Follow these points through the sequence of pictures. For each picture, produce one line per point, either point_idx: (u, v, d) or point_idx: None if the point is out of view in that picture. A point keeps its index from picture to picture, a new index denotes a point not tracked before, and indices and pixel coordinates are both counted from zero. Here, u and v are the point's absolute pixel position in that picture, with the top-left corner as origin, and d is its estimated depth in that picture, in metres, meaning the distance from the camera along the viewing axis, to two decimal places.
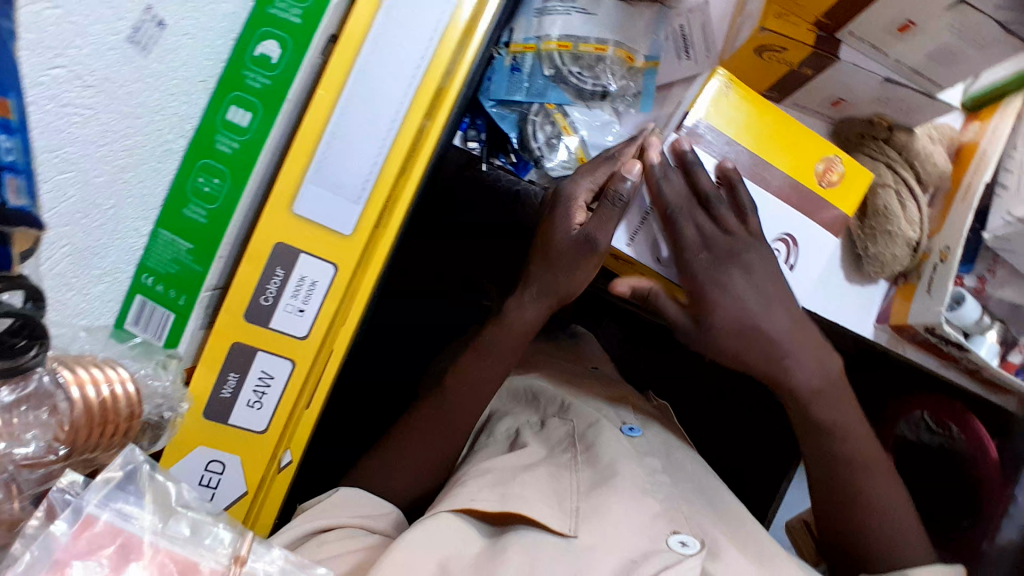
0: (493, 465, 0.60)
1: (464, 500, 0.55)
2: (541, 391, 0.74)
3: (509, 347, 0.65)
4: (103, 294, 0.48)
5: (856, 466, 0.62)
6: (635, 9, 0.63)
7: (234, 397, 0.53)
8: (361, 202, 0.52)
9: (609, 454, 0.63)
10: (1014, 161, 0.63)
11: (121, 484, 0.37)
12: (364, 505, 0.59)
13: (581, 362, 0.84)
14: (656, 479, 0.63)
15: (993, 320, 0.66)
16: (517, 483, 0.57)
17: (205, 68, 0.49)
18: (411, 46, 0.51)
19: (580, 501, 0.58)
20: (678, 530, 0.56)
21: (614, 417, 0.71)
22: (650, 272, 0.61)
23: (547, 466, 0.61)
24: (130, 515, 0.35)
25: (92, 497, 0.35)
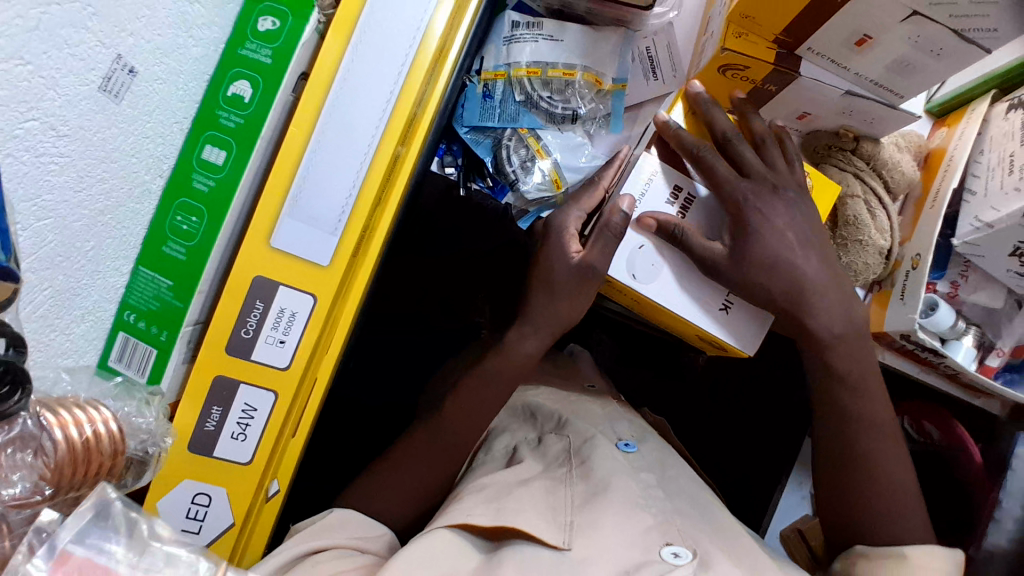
0: (490, 479, 0.61)
1: (460, 516, 0.55)
2: (539, 409, 0.74)
3: (510, 375, 0.64)
4: (87, 333, 0.50)
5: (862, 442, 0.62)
6: (600, 33, 0.65)
7: (218, 429, 0.54)
8: (337, 233, 0.53)
9: (605, 469, 0.63)
10: (980, 164, 0.62)
11: (93, 520, 0.35)
12: (359, 526, 0.58)
13: (575, 381, 0.82)
14: (650, 493, 0.62)
15: (969, 325, 0.66)
16: (511, 499, 0.57)
17: (179, 110, 0.50)
18: (380, 80, 0.52)
19: (574, 515, 0.58)
20: (671, 542, 0.55)
21: (610, 432, 0.71)
22: (648, 304, 0.60)
23: (542, 481, 0.61)
24: (104, 551, 0.35)
25: (67, 533, 0.34)
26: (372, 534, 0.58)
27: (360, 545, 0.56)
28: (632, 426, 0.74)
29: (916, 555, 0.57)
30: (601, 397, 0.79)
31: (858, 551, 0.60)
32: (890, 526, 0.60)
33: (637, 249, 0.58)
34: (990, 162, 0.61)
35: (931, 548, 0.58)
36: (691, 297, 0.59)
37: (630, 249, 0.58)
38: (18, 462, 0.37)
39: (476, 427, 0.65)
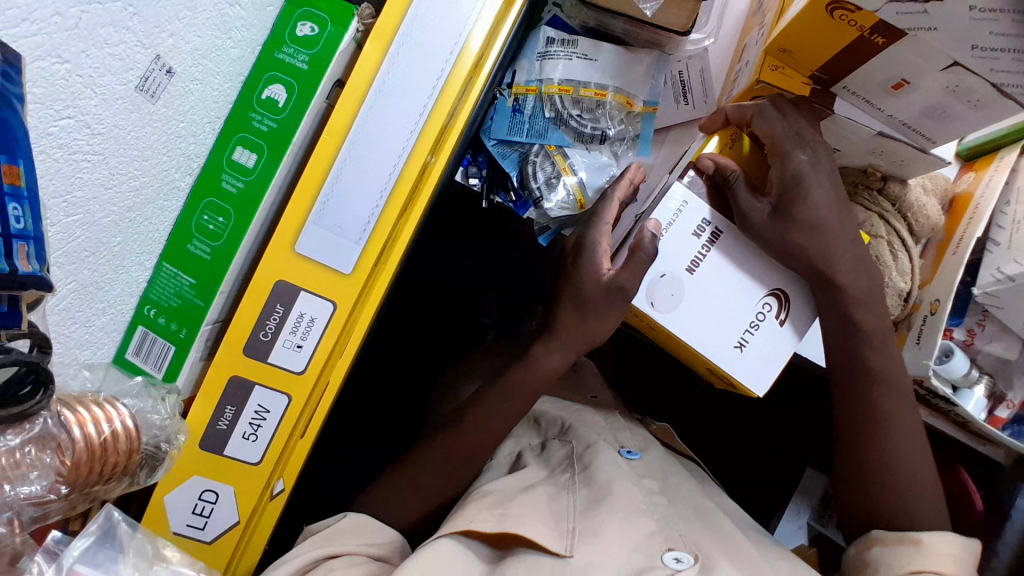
0: (494, 487, 0.61)
1: (463, 522, 0.55)
2: (543, 415, 0.75)
3: (530, 387, 0.64)
4: (107, 326, 0.50)
5: (871, 422, 0.63)
6: (634, 55, 0.64)
7: (230, 429, 0.54)
8: (361, 243, 0.53)
9: (606, 475, 0.63)
10: (1006, 215, 0.62)
11: (99, 540, 0.41)
12: (369, 529, 0.59)
13: (580, 392, 0.83)
14: (653, 499, 0.62)
15: (981, 374, 0.65)
16: (514, 505, 0.57)
17: (212, 111, 0.50)
18: (415, 94, 0.52)
19: (576, 521, 0.57)
20: (672, 547, 0.56)
21: (613, 440, 0.71)
22: (661, 327, 0.60)
23: (545, 488, 0.61)
24: (110, 564, 0.40)
25: (76, 551, 0.39)
26: (377, 538, 0.59)
27: (366, 552, 0.56)
28: (635, 436, 0.74)
29: (931, 541, 0.56)
30: (604, 409, 0.79)
31: (874, 533, 0.60)
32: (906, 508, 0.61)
33: (658, 278, 0.59)
34: (1017, 213, 0.61)
35: (948, 534, 0.57)
36: (711, 330, 0.58)
37: (651, 277, 0.59)
38: (36, 460, 0.37)
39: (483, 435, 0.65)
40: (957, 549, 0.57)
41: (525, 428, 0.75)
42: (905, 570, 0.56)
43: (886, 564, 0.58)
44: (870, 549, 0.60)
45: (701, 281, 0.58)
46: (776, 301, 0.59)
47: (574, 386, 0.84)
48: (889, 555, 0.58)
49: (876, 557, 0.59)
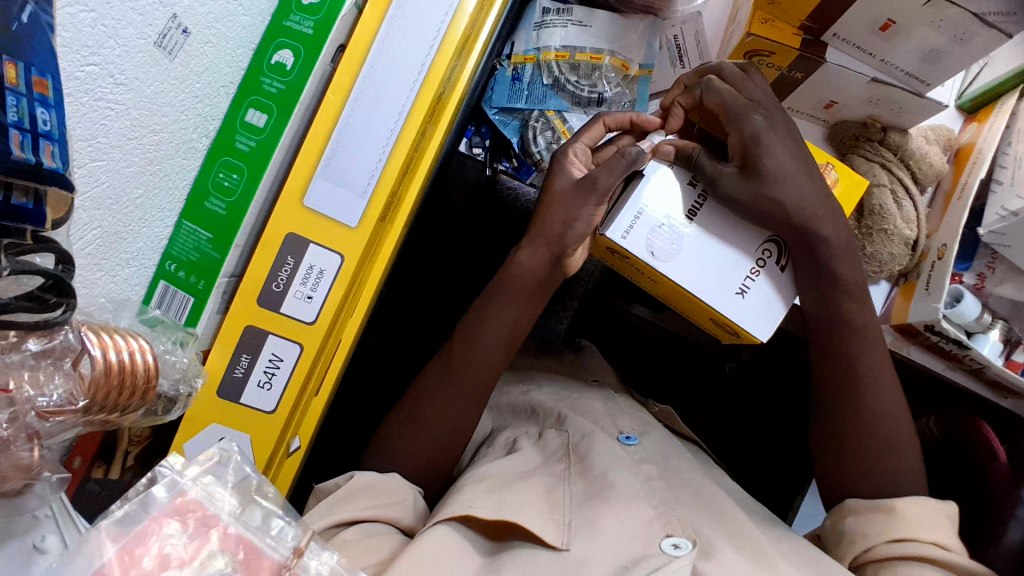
0: (489, 472, 0.61)
1: (461, 506, 0.55)
2: (540, 405, 0.74)
3: (502, 336, 0.66)
4: (131, 277, 0.53)
5: (852, 385, 0.61)
6: (627, 20, 0.67)
7: (246, 377, 0.57)
8: (366, 196, 0.56)
9: (602, 465, 0.62)
10: (1008, 155, 0.62)
11: (215, 467, 0.38)
12: (384, 486, 0.58)
13: (581, 376, 0.82)
14: (652, 485, 0.61)
15: (995, 318, 0.64)
16: (512, 492, 0.57)
17: (226, 75, 0.54)
18: (412, 54, 0.55)
19: (572, 515, 0.57)
20: (671, 534, 0.55)
21: (611, 426, 0.70)
22: (665, 279, 0.59)
23: (542, 478, 0.61)
24: (212, 491, 0.37)
25: (188, 473, 0.37)
26: (389, 497, 0.58)
27: (393, 518, 0.57)
28: (635, 420, 0.73)
29: (905, 506, 0.56)
30: (605, 391, 0.78)
31: (848, 503, 0.59)
32: (901, 473, 0.59)
33: (658, 227, 0.58)
34: (1018, 151, 0.61)
35: (921, 499, 0.56)
36: (712, 281, 0.58)
37: (652, 225, 0.58)
38: (55, 368, 0.40)
39: (481, 405, 0.66)
40: (932, 512, 0.56)
41: (519, 419, 0.74)
42: (885, 539, 0.55)
43: (861, 535, 0.57)
44: (844, 519, 0.59)
45: (697, 230, 0.58)
46: (776, 248, 0.59)
47: (575, 370, 0.84)
48: (863, 526, 0.57)
49: (850, 527, 0.58)
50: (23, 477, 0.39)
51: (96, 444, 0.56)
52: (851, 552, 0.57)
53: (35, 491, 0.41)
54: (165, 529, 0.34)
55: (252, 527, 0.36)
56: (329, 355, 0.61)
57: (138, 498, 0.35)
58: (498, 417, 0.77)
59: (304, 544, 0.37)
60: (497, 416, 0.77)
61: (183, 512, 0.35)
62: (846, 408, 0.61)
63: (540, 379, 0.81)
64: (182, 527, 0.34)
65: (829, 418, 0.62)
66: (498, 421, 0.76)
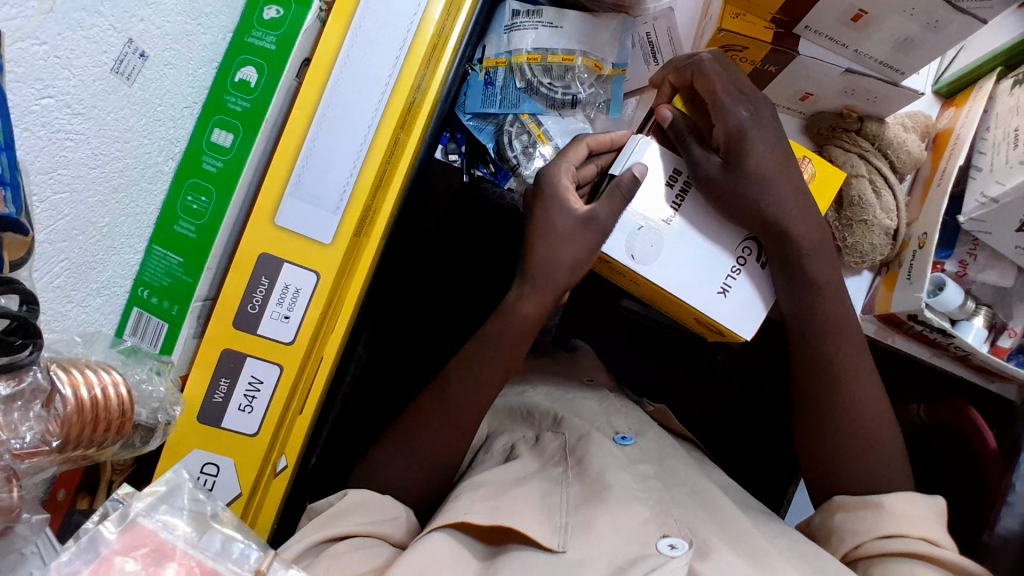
0: (487, 479, 0.59)
1: (458, 512, 0.54)
2: (535, 406, 0.73)
3: (490, 344, 0.65)
4: (103, 307, 0.52)
5: (839, 379, 0.61)
6: (599, 20, 0.66)
7: (226, 401, 0.56)
8: (338, 213, 0.55)
9: (598, 464, 0.61)
10: (986, 141, 0.62)
11: (167, 496, 0.39)
12: (377, 506, 0.58)
13: (576, 377, 0.81)
14: (648, 486, 0.60)
15: (979, 305, 0.64)
16: (509, 498, 0.56)
17: (189, 95, 0.53)
18: (378, 66, 0.54)
19: (569, 517, 0.56)
20: (667, 534, 0.54)
21: (607, 426, 0.69)
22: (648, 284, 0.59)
23: (538, 482, 0.60)
24: (163, 522, 0.37)
25: (137, 504, 0.37)
26: (381, 516, 0.57)
27: (382, 533, 0.56)
28: (630, 419, 0.72)
29: (891, 503, 0.56)
30: (600, 392, 0.78)
31: (836, 500, 0.59)
32: (892, 464, 0.59)
33: (636, 229, 0.57)
34: (996, 137, 0.61)
35: (907, 494, 0.56)
36: (692, 283, 0.58)
37: (629, 228, 0.58)
38: (26, 410, 0.39)
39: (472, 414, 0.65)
40: (919, 506, 0.55)
41: (515, 423, 0.73)
42: (873, 535, 0.55)
43: (852, 532, 0.57)
44: (833, 515, 0.59)
45: (676, 232, 0.58)
46: (755, 247, 0.59)
47: (569, 370, 0.83)
48: (854, 523, 0.57)
49: (839, 524, 0.58)
50: (5, 520, 0.38)
51: (80, 474, 0.54)
52: (840, 550, 0.57)
53: (18, 532, 0.40)
54: (122, 566, 0.34)
55: (209, 552, 0.37)
56: (309, 374, 0.60)
57: (87, 535, 0.35)
58: (495, 421, 0.75)
59: (264, 566, 0.37)
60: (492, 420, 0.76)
61: (132, 548, 0.35)
62: (841, 402, 0.60)
63: (536, 380, 0.80)
64: (137, 563, 0.35)
65: (823, 409, 0.61)
66: (493, 427, 0.75)
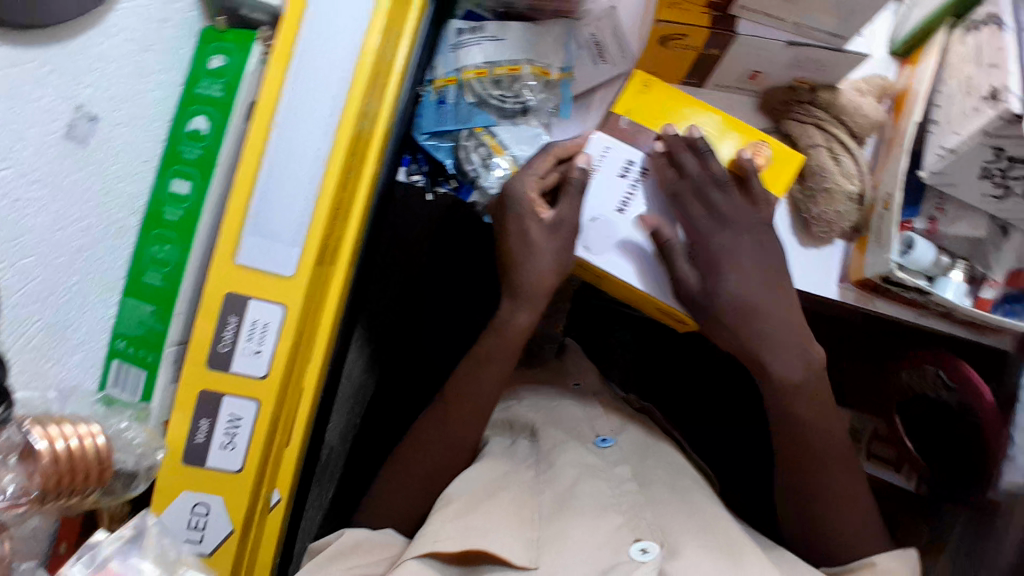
0: (454, 495, 0.58)
1: (427, 543, 0.54)
2: (518, 417, 0.70)
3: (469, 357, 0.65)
4: (83, 362, 0.54)
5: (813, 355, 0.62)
6: (543, 26, 0.68)
7: (208, 441, 0.58)
8: (297, 244, 0.56)
9: (570, 475, 0.60)
10: (942, 94, 0.60)
11: (134, 540, 0.45)
12: (370, 546, 0.58)
13: (563, 379, 0.78)
14: (622, 490, 0.60)
15: (955, 260, 0.63)
16: (478, 516, 0.56)
17: (145, 150, 0.55)
18: (323, 97, 0.55)
19: (541, 529, 0.56)
20: (639, 538, 0.55)
21: (589, 430, 0.68)
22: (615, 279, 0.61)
23: (512, 491, 0.59)
24: (133, 562, 0.44)
25: (109, 548, 0.43)
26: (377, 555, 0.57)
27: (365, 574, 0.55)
28: (613, 420, 0.69)
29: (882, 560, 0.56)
30: (586, 398, 0.73)
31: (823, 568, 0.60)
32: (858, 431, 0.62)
33: (590, 221, 0.61)
34: (951, 88, 0.59)
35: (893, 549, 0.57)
36: (652, 272, 0.60)
37: (584, 223, 0.61)
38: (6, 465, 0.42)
39: None
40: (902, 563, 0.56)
41: (499, 432, 0.71)
42: None
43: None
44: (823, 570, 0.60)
45: (631, 221, 0.61)
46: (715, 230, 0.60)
47: (555, 376, 0.79)
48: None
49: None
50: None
51: (77, 527, 0.56)
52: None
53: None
54: None
55: None
56: (288, 405, 0.61)
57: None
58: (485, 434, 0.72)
59: None
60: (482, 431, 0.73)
61: None
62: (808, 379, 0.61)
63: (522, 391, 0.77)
64: None
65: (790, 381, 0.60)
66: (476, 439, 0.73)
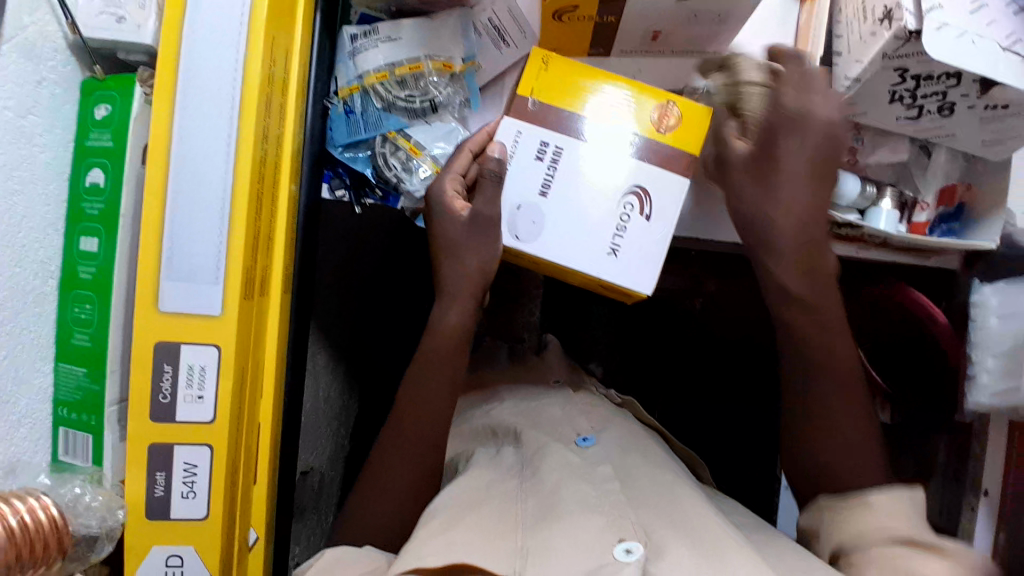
0: (436, 512, 0.56)
1: (412, 560, 0.49)
2: (499, 424, 0.71)
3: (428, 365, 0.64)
4: (31, 434, 0.56)
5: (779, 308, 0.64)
6: (436, 21, 0.66)
7: (168, 493, 0.57)
8: (219, 281, 0.55)
9: (554, 479, 0.58)
10: (839, 24, 0.60)
11: None
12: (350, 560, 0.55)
13: (542, 381, 0.81)
14: (605, 491, 0.56)
15: (883, 187, 0.64)
16: (459, 530, 0.52)
17: (48, 214, 0.55)
18: (215, 128, 0.53)
19: (526, 538, 0.51)
20: (623, 538, 0.49)
21: (569, 429, 0.68)
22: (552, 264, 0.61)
23: (495, 503, 0.57)
24: None
25: None
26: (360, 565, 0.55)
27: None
28: (592, 418, 0.71)
29: (878, 499, 0.53)
30: (563, 392, 0.77)
31: (823, 502, 0.57)
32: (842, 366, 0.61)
33: (516, 210, 0.61)
34: (847, 16, 0.59)
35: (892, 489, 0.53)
36: (580, 250, 0.60)
37: (509, 211, 0.61)
38: None
39: None
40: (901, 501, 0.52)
41: (481, 441, 0.71)
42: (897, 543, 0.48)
43: (840, 529, 0.54)
44: (823, 518, 0.56)
45: (557, 202, 0.61)
46: (637, 198, 0.60)
47: (533, 374, 0.83)
48: (842, 520, 0.54)
49: (829, 524, 0.55)
50: None
51: None
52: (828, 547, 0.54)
53: None
54: None
55: None
56: (246, 442, 0.61)
57: None
58: (461, 444, 0.73)
59: None
60: (458, 442, 0.73)
61: None
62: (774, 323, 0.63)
63: (502, 394, 0.78)
64: None
65: None
66: (458, 449, 0.72)
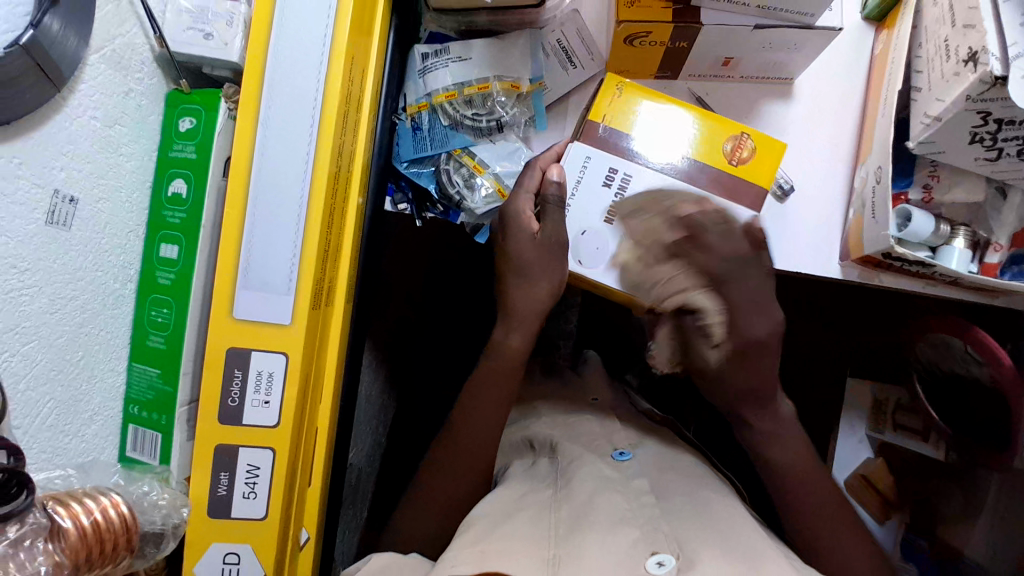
0: (475, 520, 0.56)
1: (445, 568, 0.48)
2: (536, 437, 0.71)
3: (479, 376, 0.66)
4: (100, 431, 0.58)
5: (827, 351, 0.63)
6: (506, 41, 0.67)
7: (230, 492, 0.59)
8: (292, 291, 0.56)
9: (585, 491, 0.58)
10: (920, 58, 0.59)
11: None
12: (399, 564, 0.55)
13: (579, 398, 0.80)
14: (641, 505, 0.57)
15: (956, 226, 0.62)
16: (497, 540, 0.51)
17: (130, 221, 0.57)
18: (296, 144, 0.55)
19: (559, 546, 0.51)
20: (657, 551, 0.50)
21: (607, 443, 0.69)
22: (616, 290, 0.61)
23: (529, 513, 0.56)
24: None
25: None
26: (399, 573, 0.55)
27: None
28: (629, 433, 0.71)
29: None
30: (603, 411, 0.76)
31: None
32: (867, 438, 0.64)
33: (581, 236, 0.62)
34: (928, 52, 0.57)
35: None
36: None
37: (574, 237, 0.62)
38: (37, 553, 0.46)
39: None
40: None
41: (520, 452, 0.71)
42: None
43: None
44: None
45: (623, 231, 0.61)
46: None
47: (574, 390, 0.83)
48: None
49: None
50: None
51: None
52: None
53: None
54: None
55: None
56: (304, 447, 0.62)
57: None
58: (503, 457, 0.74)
59: None
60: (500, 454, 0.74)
61: None
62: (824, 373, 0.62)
63: (541, 408, 0.78)
64: None
65: None
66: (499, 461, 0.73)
